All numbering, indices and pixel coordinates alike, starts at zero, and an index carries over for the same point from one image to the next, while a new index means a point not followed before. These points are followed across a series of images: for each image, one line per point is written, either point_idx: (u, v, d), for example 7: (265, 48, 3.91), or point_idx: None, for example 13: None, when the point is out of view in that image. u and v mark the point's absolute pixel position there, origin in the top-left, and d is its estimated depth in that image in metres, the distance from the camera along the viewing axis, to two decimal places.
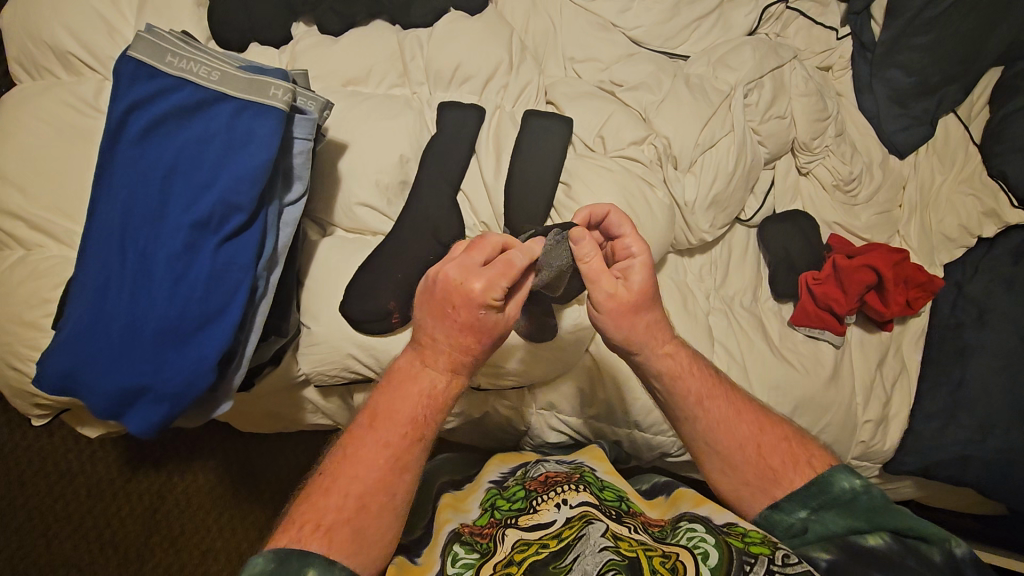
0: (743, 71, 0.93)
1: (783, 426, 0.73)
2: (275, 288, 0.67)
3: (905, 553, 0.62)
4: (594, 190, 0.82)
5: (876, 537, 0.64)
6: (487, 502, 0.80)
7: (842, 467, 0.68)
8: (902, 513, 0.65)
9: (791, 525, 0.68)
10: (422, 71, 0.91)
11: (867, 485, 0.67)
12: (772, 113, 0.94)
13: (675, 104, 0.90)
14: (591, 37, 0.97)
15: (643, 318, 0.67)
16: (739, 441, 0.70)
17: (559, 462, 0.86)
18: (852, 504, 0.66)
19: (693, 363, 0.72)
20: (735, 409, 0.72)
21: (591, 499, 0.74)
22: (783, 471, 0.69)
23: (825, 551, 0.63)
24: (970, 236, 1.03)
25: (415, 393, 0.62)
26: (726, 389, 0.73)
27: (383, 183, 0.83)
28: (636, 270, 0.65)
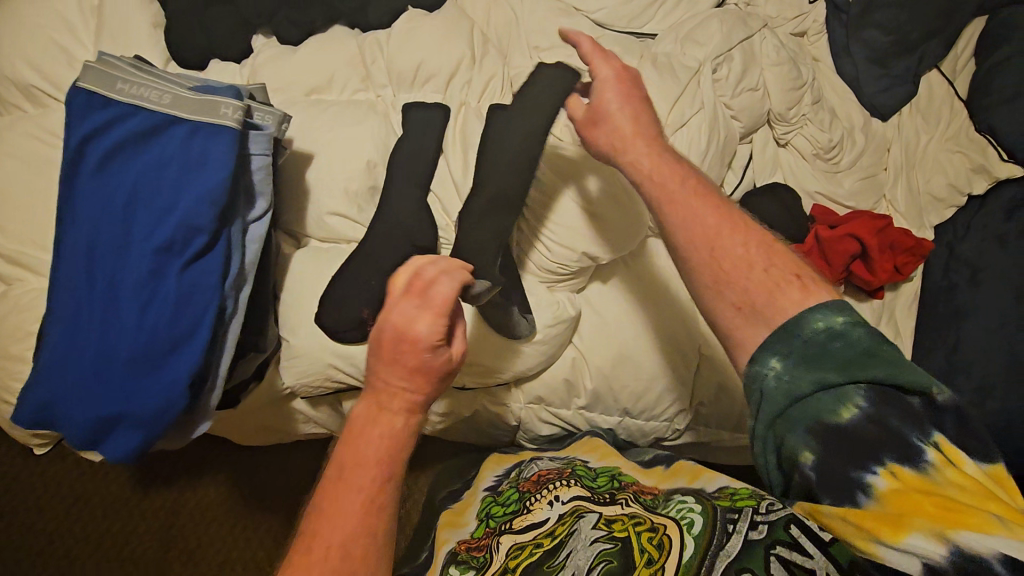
0: (710, 45, 0.91)
1: (751, 227, 0.59)
2: (245, 305, 0.67)
3: (885, 413, 0.48)
4: (563, 180, 0.80)
5: (849, 404, 0.49)
6: (483, 512, 0.81)
7: (826, 303, 0.53)
8: (883, 360, 0.50)
9: (764, 389, 0.53)
10: (385, 73, 0.90)
11: (852, 325, 0.52)
12: (744, 86, 0.92)
13: (643, 85, 0.88)
14: (553, 23, 0.96)
15: (642, 142, 0.67)
16: (687, 239, 0.59)
17: (551, 459, 0.87)
18: (827, 353, 0.51)
19: (652, 146, 0.67)
20: (690, 192, 0.62)
21: (582, 491, 0.75)
22: (737, 276, 0.56)
23: (808, 450, 0.49)
24: (959, 195, 1.00)
25: (363, 457, 0.52)
26: (716, 199, 0.61)
27: (352, 190, 0.82)
28: (608, 87, 0.70)
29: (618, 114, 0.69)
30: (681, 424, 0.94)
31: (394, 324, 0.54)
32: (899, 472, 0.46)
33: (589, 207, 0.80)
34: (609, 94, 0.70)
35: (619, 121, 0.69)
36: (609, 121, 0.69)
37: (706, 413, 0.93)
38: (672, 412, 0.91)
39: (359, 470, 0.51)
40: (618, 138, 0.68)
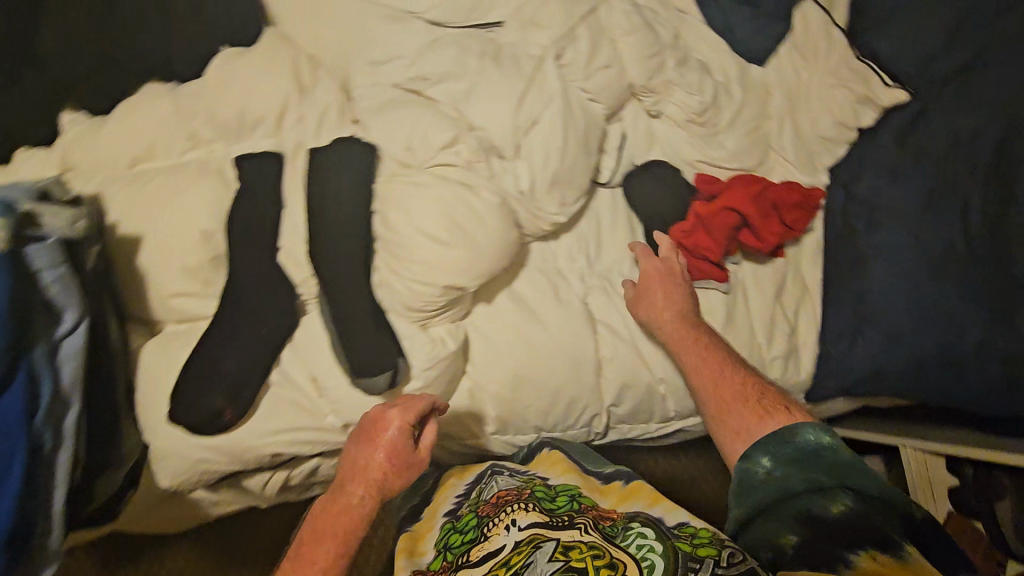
0: (552, 27, 0.84)
1: (745, 371, 0.78)
2: (71, 432, 0.61)
3: (868, 511, 0.58)
4: (409, 215, 0.74)
5: (835, 502, 0.60)
6: (442, 541, 0.76)
7: (813, 423, 0.67)
8: (871, 477, 0.62)
9: (755, 482, 0.66)
10: (209, 126, 0.82)
11: (834, 442, 0.65)
12: (597, 64, 0.84)
13: (485, 86, 0.81)
14: (385, 32, 0.87)
15: (659, 292, 0.84)
16: (709, 387, 0.77)
17: (512, 475, 0.83)
18: (817, 459, 0.64)
19: (665, 294, 0.84)
20: (709, 349, 0.80)
21: (539, 517, 0.71)
22: (738, 412, 0.73)
23: (789, 535, 0.60)
24: (847, 131, 0.96)
25: (332, 525, 0.65)
26: (699, 335, 0.82)
27: (190, 267, 0.76)
28: (641, 252, 0.88)
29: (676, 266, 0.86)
30: (599, 427, 0.91)
31: (370, 438, 0.69)
32: (877, 556, 0.54)
33: (438, 237, 0.74)
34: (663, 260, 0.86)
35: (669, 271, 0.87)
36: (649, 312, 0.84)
37: (621, 413, 0.89)
38: (585, 420, 0.89)
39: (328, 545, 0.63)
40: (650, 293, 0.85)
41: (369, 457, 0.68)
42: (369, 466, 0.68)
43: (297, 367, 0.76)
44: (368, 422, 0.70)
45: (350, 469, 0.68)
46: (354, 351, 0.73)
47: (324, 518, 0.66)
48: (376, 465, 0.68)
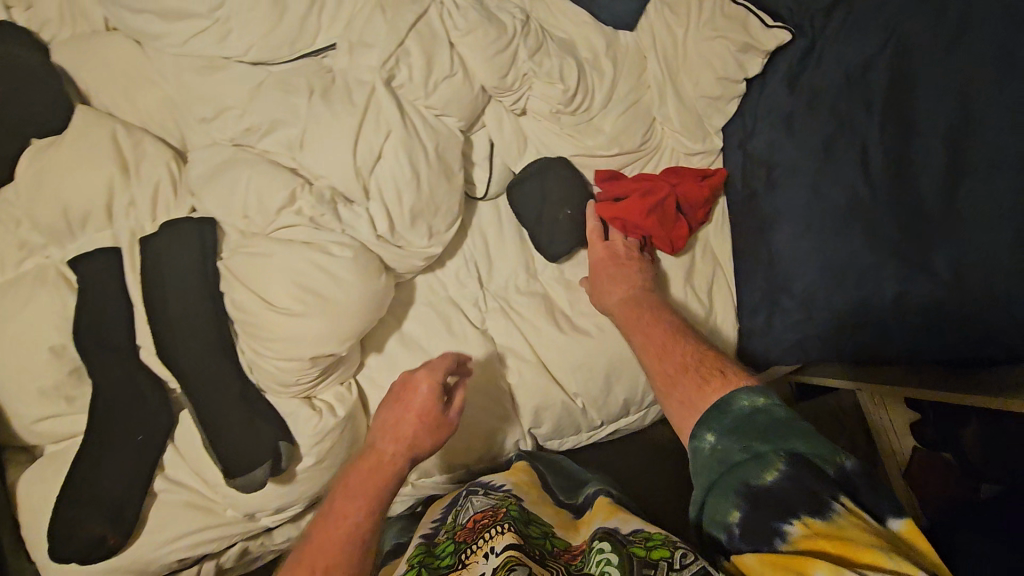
0: (378, 45, 0.75)
1: (693, 344, 0.72)
2: None
3: (801, 475, 0.55)
4: (258, 290, 0.69)
5: (771, 471, 0.56)
6: (413, 559, 0.71)
7: (748, 387, 0.62)
8: (801, 430, 0.58)
9: (702, 460, 0.61)
10: (37, 231, 0.76)
11: (771, 404, 0.60)
12: (437, 76, 0.77)
13: (317, 128, 0.74)
14: (206, 85, 0.79)
15: (615, 268, 0.81)
16: (657, 359, 0.71)
17: (487, 493, 0.78)
18: (751, 425, 0.59)
19: (625, 271, 0.80)
20: (659, 322, 0.75)
21: (515, 541, 0.65)
22: (683, 382, 0.67)
23: (732, 510, 0.58)
24: (734, 85, 0.88)
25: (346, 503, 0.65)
26: (653, 311, 0.76)
27: (45, 389, 0.72)
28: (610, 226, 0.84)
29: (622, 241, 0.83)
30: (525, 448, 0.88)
31: (400, 400, 0.71)
32: (812, 522, 0.54)
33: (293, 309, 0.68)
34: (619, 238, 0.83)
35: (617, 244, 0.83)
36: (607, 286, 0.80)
37: (546, 431, 0.86)
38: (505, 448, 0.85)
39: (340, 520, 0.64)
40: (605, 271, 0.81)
41: (403, 415, 0.70)
42: (401, 425, 0.69)
43: (184, 469, 0.73)
44: (401, 384, 0.72)
45: (388, 429, 0.69)
46: (230, 445, 0.69)
47: (357, 481, 0.67)
48: (407, 426, 0.69)
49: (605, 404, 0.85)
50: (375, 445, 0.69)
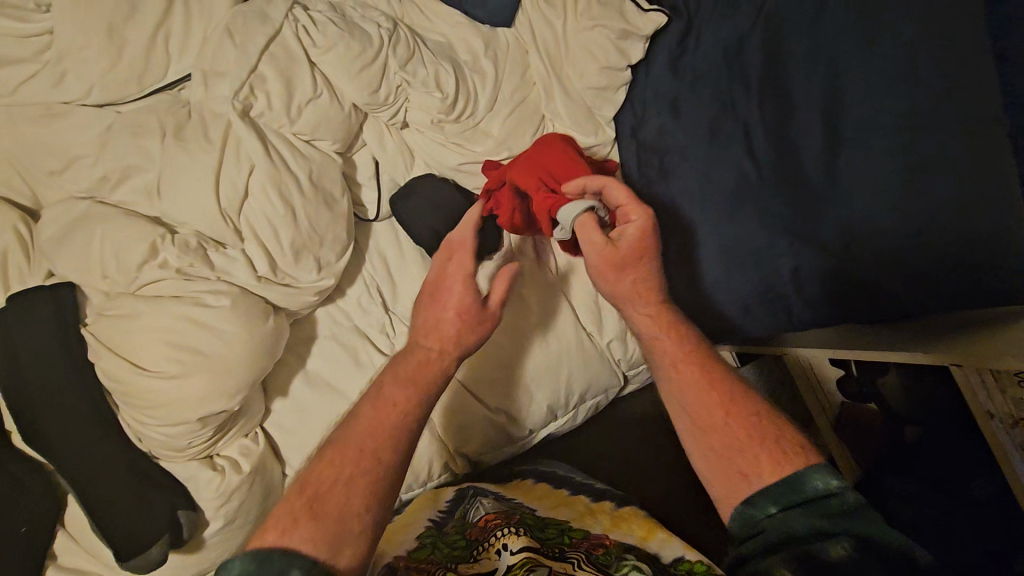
0: (232, 73, 0.70)
1: (762, 404, 0.64)
2: None
3: (870, 563, 0.46)
4: (129, 355, 0.64)
5: (835, 545, 0.49)
6: (428, 538, 0.71)
7: (822, 466, 0.55)
8: (879, 522, 0.50)
9: (757, 526, 0.55)
10: None
11: (848, 490, 0.53)
12: (302, 98, 0.73)
13: (174, 171, 0.68)
14: (45, 136, 0.72)
15: (628, 275, 0.68)
16: (704, 402, 0.64)
17: (497, 499, 0.78)
18: (821, 507, 0.52)
19: (641, 280, 0.69)
20: (712, 365, 0.66)
21: (532, 543, 0.65)
22: (747, 443, 0.60)
23: (778, 568, 0.49)
24: (619, 74, 0.86)
25: (385, 408, 0.61)
26: (700, 346, 0.68)
27: None
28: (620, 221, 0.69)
29: (630, 248, 0.67)
30: (458, 469, 0.85)
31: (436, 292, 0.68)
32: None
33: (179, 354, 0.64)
34: (631, 242, 0.67)
35: (602, 251, 0.67)
36: (614, 284, 0.69)
37: (473, 450, 0.84)
38: (437, 471, 0.82)
39: (377, 419, 0.60)
40: (614, 284, 0.69)
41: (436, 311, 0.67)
42: (443, 322, 0.66)
43: (81, 553, 0.68)
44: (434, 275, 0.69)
45: (422, 330, 0.67)
46: (123, 524, 0.64)
47: (405, 369, 0.64)
48: (448, 319, 0.66)
49: (529, 414, 0.83)
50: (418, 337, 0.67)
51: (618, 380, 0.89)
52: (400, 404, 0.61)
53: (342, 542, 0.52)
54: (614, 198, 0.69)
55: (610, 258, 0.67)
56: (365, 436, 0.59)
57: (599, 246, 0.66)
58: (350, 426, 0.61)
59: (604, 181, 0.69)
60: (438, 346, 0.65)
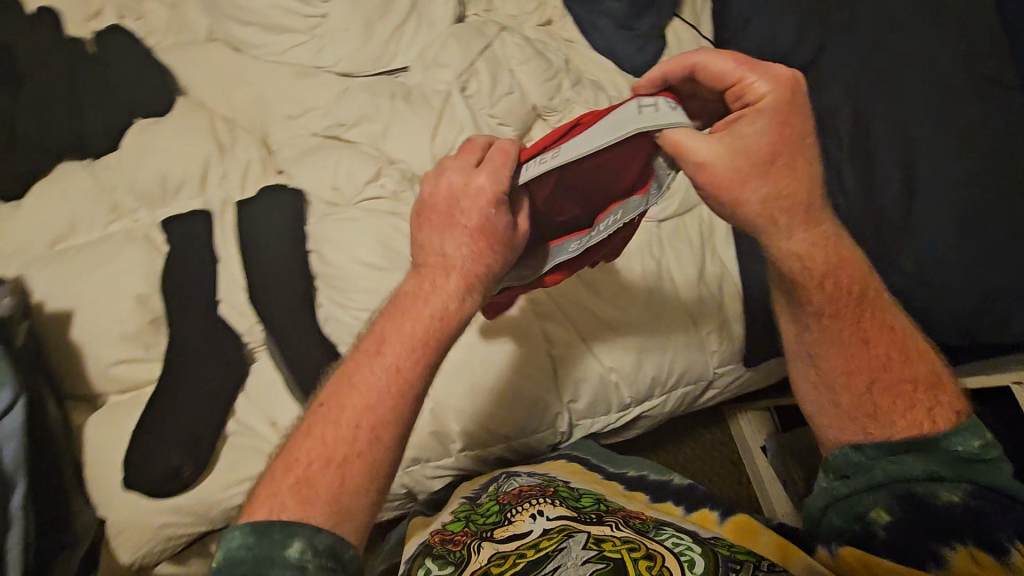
0: (454, 64, 0.92)
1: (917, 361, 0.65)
2: (19, 512, 0.60)
3: (985, 510, 0.56)
4: (346, 247, 0.77)
5: (951, 492, 0.59)
6: (462, 515, 0.82)
7: (966, 428, 0.61)
8: (999, 473, 0.58)
9: (862, 467, 0.63)
10: (132, 197, 0.83)
11: (987, 447, 0.60)
12: (499, 93, 0.92)
13: (401, 123, 0.87)
14: (295, 90, 0.92)
15: (752, 191, 0.57)
16: (845, 370, 0.64)
17: (529, 475, 0.87)
18: (947, 461, 0.60)
19: (778, 183, 0.57)
20: (870, 332, 0.64)
21: (566, 511, 0.74)
22: (885, 412, 0.63)
23: (884, 512, 0.61)
24: None
25: (356, 384, 0.51)
26: (861, 306, 0.64)
27: (129, 333, 0.76)
28: (749, 116, 0.56)
29: (761, 138, 0.56)
30: (564, 425, 0.95)
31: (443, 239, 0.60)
32: (981, 557, 0.54)
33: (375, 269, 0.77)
34: (760, 128, 0.56)
35: (718, 148, 0.55)
36: (736, 198, 0.57)
37: (581, 409, 0.94)
38: (550, 420, 0.93)
39: (355, 399, 0.51)
40: (742, 200, 0.57)
41: (453, 237, 0.59)
42: (434, 289, 0.57)
43: (256, 415, 0.77)
44: (440, 206, 0.61)
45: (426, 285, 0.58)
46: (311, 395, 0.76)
47: (408, 307, 0.56)
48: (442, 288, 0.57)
49: (634, 382, 0.95)
50: (430, 274, 0.58)
51: (709, 374, 1.01)
52: (399, 369, 0.53)
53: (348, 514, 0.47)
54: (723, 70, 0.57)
55: (732, 162, 0.56)
56: (360, 413, 0.50)
57: (713, 155, 0.55)
58: (338, 382, 0.52)
59: (694, 59, 0.59)
60: (457, 287, 0.58)
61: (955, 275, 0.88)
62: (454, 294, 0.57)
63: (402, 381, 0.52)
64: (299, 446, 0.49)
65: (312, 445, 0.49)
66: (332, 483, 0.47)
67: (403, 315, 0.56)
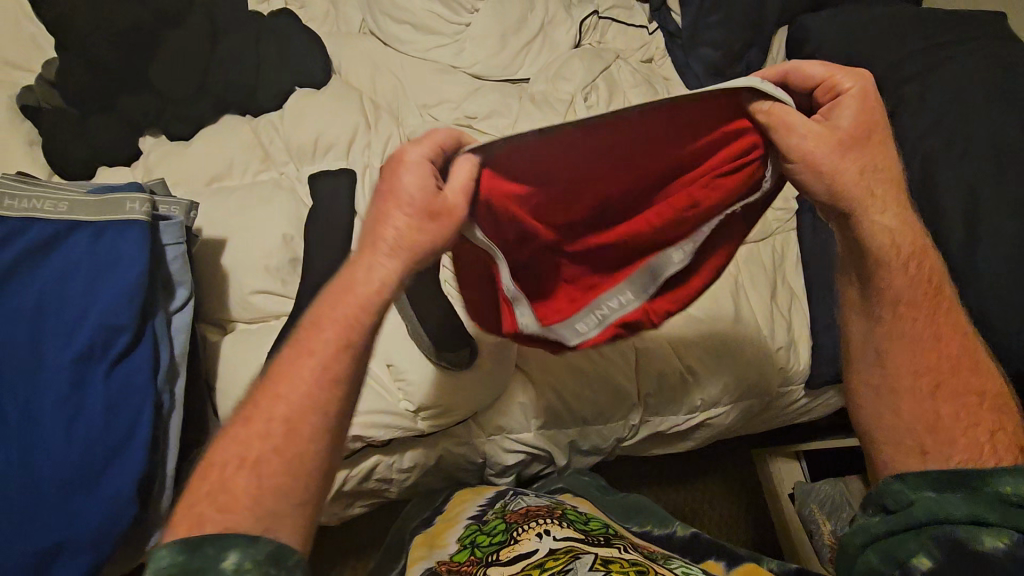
0: (577, 79, 1.03)
1: (982, 373, 0.64)
2: (181, 398, 0.65)
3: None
4: None
5: (994, 538, 0.53)
6: (466, 538, 0.83)
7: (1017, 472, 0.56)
8: None
9: (908, 501, 0.59)
10: (284, 150, 0.93)
11: None
12: (614, 107, 1.03)
13: (528, 120, 0.98)
14: (433, 82, 1.03)
15: (855, 162, 0.58)
16: (913, 371, 0.63)
17: (536, 496, 0.91)
18: (991, 502, 0.55)
19: (874, 159, 0.59)
20: (939, 333, 0.64)
21: (575, 534, 0.77)
22: (948, 424, 0.61)
23: (920, 550, 0.55)
24: None
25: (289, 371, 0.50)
26: (935, 308, 0.65)
27: (272, 266, 0.83)
28: (842, 103, 0.58)
29: (851, 119, 0.58)
30: (637, 420, 0.99)
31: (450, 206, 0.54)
32: None
33: None
34: (850, 115, 0.58)
35: (823, 128, 0.58)
36: (835, 167, 0.58)
37: (654, 404, 1.00)
38: (625, 411, 0.97)
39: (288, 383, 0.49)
40: (833, 172, 0.58)
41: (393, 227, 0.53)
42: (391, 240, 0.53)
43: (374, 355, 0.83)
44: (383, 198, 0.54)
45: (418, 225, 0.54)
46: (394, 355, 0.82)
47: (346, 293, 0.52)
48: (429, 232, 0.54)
49: (708, 385, 1.00)
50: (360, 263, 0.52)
51: (774, 392, 1.06)
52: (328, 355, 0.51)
53: (286, 519, 0.47)
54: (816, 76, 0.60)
55: (831, 143, 0.57)
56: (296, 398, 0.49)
57: (811, 141, 0.57)
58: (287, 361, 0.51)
59: (787, 69, 0.62)
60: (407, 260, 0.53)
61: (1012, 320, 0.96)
62: (393, 275, 0.52)
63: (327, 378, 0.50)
64: (220, 454, 0.48)
65: (232, 447, 0.48)
66: (251, 488, 0.46)
67: (351, 291, 0.53)
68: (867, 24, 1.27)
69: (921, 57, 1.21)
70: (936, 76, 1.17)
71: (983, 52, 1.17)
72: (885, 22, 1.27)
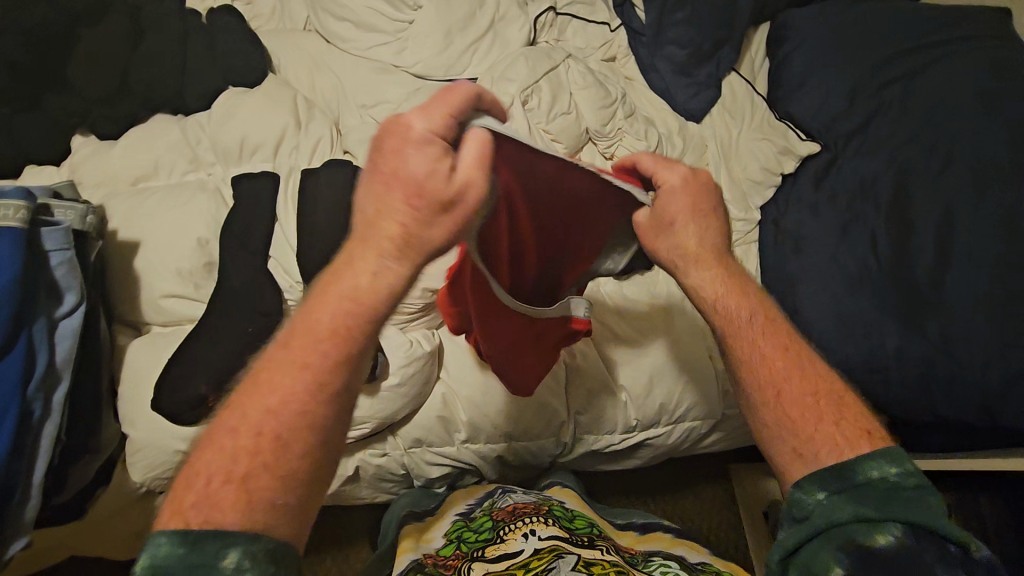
0: (519, 80, 0.99)
1: None
2: (58, 406, 0.65)
3: (922, 555, 0.46)
4: None
5: (885, 533, 0.47)
6: (454, 534, 0.82)
7: (877, 454, 0.52)
8: (921, 502, 0.49)
9: (806, 510, 0.52)
10: (212, 151, 0.92)
11: (901, 475, 0.50)
12: (557, 111, 0.99)
13: None
14: (373, 81, 1.00)
15: (685, 237, 0.64)
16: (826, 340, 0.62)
17: (525, 493, 0.89)
18: (868, 492, 0.50)
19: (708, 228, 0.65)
20: None
21: (559, 531, 0.74)
22: (810, 424, 0.55)
23: (832, 563, 0.47)
24: (775, 175, 1.11)
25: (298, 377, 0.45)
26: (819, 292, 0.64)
27: (184, 269, 0.82)
28: (671, 196, 0.63)
29: (677, 210, 0.63)
30: (568, 437, 0.96)
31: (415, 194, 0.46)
32: None
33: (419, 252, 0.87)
34: (677, 205, 0.63)
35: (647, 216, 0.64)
36: (660, 246, 0.65)
37: (586, 422, 0.95)
38: (551, 429, 0.93)
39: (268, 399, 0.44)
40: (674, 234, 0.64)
41: (380, 190, 0.47)
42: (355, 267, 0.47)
43: None
44: (381, 145, 0.47)
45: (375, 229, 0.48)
46: None
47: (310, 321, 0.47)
48: (395, 214, 0.47)
49: (643, 405, 0.95)
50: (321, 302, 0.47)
51: (720, 414, 1.00)
52: (266, 431, 0.43)
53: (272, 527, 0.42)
54: (649, 165, 0.65)
55: (661, 232, 0.64)
56: (268, 409, 0.44)
57: (645, 228, 0.65)
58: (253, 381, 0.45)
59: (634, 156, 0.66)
60: (388, 247, 0.47)
61: (979, 351, 0.87)
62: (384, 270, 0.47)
63: (260, 456, 0.43)
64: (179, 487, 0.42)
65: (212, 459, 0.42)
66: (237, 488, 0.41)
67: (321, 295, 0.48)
68: (852, 22, 1.19)
69: (906, 60, 1.12)
70: (920, 81, 1.08)
71: (976, 56, 1.08)
72: (873, 20, 1.19)
